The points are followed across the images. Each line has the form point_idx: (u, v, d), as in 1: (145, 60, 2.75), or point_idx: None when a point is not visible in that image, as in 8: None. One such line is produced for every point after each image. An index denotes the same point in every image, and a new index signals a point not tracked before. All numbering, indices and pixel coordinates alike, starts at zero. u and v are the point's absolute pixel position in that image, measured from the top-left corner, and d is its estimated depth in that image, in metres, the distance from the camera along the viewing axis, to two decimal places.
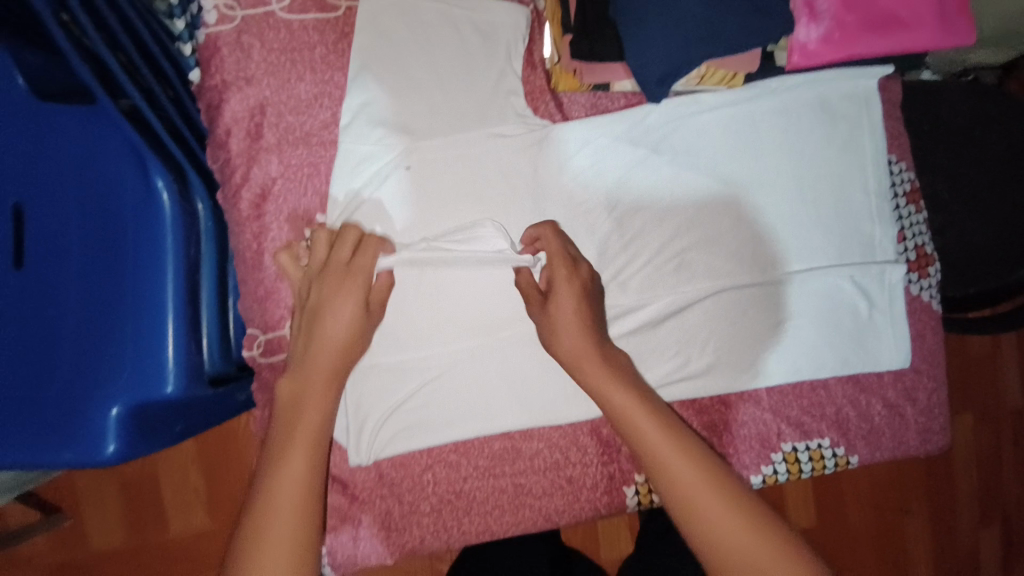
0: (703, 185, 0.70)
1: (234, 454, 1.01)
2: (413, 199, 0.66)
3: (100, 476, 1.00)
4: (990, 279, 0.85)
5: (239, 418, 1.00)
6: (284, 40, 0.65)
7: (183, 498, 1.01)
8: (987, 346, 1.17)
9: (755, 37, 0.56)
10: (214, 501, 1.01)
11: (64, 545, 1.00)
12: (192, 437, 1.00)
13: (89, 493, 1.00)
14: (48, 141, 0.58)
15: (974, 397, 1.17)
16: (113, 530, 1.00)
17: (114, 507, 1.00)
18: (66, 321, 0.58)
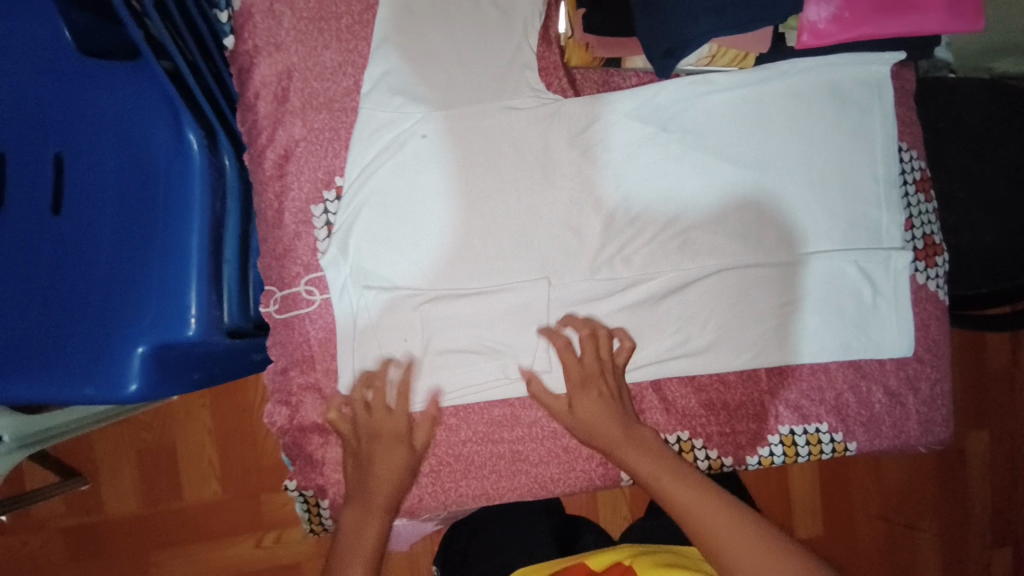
0: (711, 166, 0.71)
1: (247, 425, 1.06)
2: (428, 165, 0.68)
3: (119, 443, 1.05)
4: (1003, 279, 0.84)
5: (254, 395, 1.04)
6: (314, 9, 0.68)
7: (197, 467, 1.05)
8: (1008, 365, 1.15)
9: (769, 10, 0.58)
10: (227, 471, 1.06)
11: (80, 509, 1.05)
12: (209, 411, 1.05)
13: (106, 459, 1.05)
14: (96, 99, 0.63)
15: (993, 414, 1.15)
16: (129, 496, 1.05)
17: (130, 473, 1.05)
18: (100, 265, 0.62)
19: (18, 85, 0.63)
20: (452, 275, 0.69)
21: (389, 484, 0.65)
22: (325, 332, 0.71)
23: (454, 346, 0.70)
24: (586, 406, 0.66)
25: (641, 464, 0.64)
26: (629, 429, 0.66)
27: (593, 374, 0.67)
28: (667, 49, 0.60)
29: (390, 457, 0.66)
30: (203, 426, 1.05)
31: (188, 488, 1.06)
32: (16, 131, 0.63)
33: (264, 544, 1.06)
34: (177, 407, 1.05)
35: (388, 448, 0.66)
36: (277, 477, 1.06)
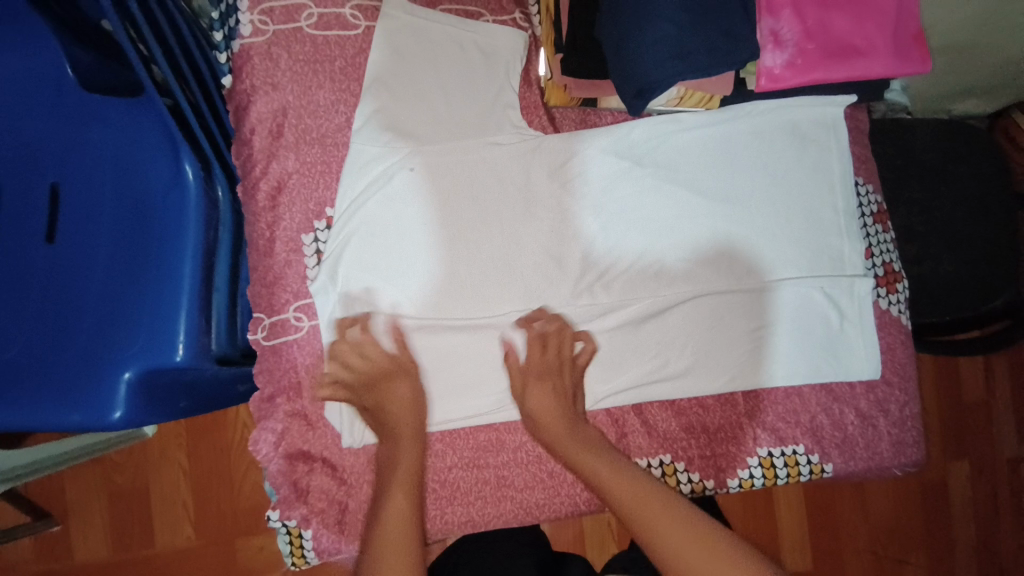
0: (683, 198, 0.75)
1: (225, 463, 1.04)
2: (414, 197, 0.71)
3: (91, 484, 1.03)
4: (965, 307, 0.90)
5: (233, 431, 1.03)
6: (309, 52, 0.72)
7: (172, 510, 1.03)
8: (981, 395, 1.18)
9: (725, 58, 0.63)
10: (202, 515, 1.03)
11: (50, 554, 1.02)
12: (186, 449, 1.04)
13: (77, 500, 1.03)
14: (96, 133, 0.66)
15: (970, 443, 1.17)
16: (100, 540, 1.02)
17: (102, 517, 1.02)
18: (90, 293, 0.63)
19: (21, 122, 0.65)
20: (437, 301, 0.71)
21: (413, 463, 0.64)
22: (313, 358, 0.72)
23: (437, 370, 0.71)
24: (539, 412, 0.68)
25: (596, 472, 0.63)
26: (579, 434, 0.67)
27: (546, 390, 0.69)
28: (636, 91, 0.65)
29: (409, 454, 0.65)
30: (179, 466, 1.03)
31: (161, 533, 1.03)
32: (14, 163, 0.65)
33: None
34: (153, 445, 1.04)
35: (406, 440, 0.66)
36: (256, 520, 1.04)
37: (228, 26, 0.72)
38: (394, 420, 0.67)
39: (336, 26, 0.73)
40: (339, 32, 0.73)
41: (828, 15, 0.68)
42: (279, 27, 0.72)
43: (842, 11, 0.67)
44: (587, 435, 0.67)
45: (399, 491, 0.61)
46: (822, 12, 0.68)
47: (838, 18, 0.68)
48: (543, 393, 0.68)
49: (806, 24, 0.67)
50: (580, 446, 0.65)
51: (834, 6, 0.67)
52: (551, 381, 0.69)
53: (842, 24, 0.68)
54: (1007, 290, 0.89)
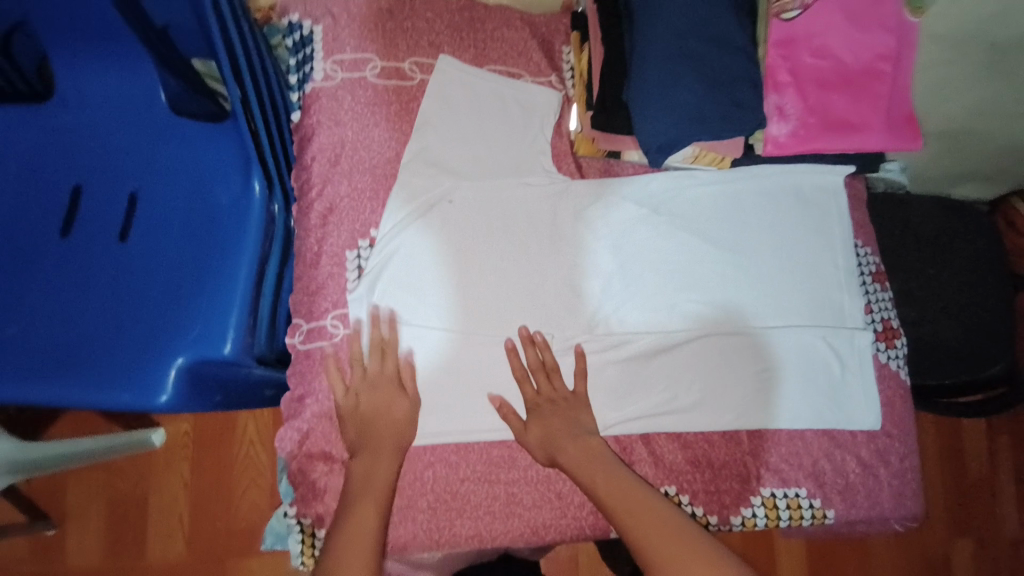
0: (692, 243, 0.83)
1: (227, 481, 1.08)
2: (450, 225, 0.79)
3: (93, 490, 1.07)
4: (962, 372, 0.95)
5: (240, 451, 1.08)
6: (370, 96, 0.82)
7: (169, 524, 1.06)
8: (987, 473, 1.18)
9: (732, 125, 0.73)
10: (197, 532, 1.06)
11: (42, 558, 1.05)
12: (191, 463, 1.08)
13: (77, 506, 1.06)
14: (178, 149, 0.75)
15: (977, 523, 1.16)
16: (92, 549, 1.05)
17: (98, 524, 1.06)
18: (153, 286, 0.70)
19: (115, 136, 0.75)
20: (464, 321, 0.77)
21: (386, 473, 0.69)
22: (343, 364, 0.76)
23: (456, 384, 0.76)
24: (543, 443, 0.71)
25: (574, 459, 0.70)
26: (575, 438, 0.71)
27: (554, 421, 0.72)
28: (656, 147, 0.75)
29: (383, 470, 0.69)
30: (180, 480, 1.08)
31: (152, 548, 1.06)
32: (101, 170, 0.74)
33: None
34: (159, 457, 1.08)
35: (385, 454, 0.70)
36: (249, 542, 1.06)
37: (302, 72, 0.84)
38: (377, 434, 0.71)
39: (395, 77, 0.83)
40: (398, 81, 0.83)
41: (828, 95, 0.77)
42: (346, 74, 0.82)
43: (840, 92, 0.76)
44: (620, 475, 0.68)
45: (363, 498, 0.67)
46: (821, 91, 0.77)
47: (837, 98, 0.77)
48: (555, 428, 0.72)
49: (807, 102, 0.77)
50: (623, 495, 0.66)
51: (834, 88, 0.77)
52: (571, 414, 0.73)
53: (841, 103, 0.76)
54: (1001, 358, 0.95)
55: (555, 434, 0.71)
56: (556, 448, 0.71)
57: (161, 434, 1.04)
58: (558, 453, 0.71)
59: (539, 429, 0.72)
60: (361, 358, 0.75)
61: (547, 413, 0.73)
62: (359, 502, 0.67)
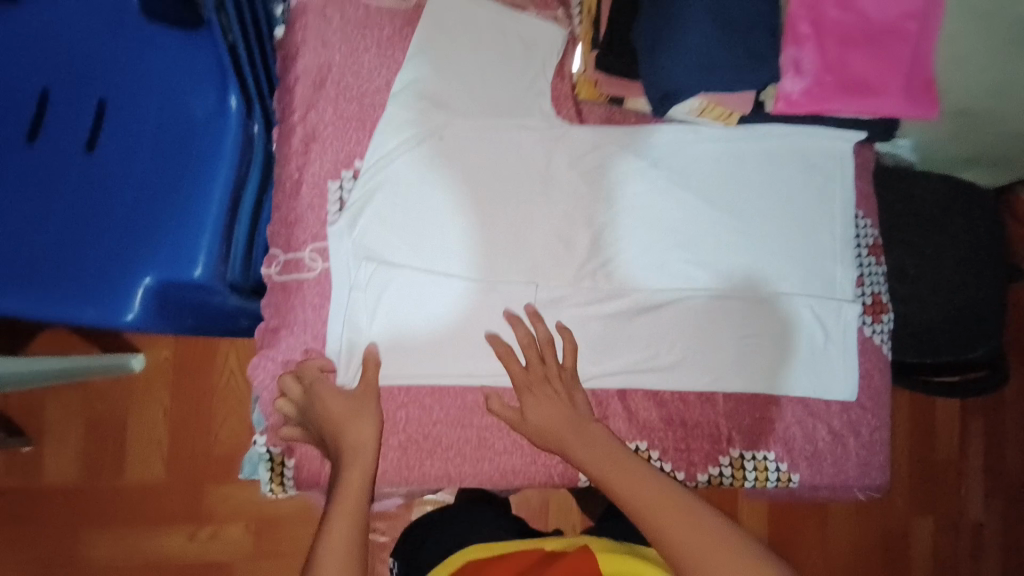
0: (689, 201, 0.80)
1: (206, 411, 1.08)
2: (439, 163, 0.76)
3: (72, 410, 1.08)
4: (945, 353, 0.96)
5: (220, 382, 1.08)
6: (361, 16, 0.77)
7: (148, 448, 1.08)
8: (955, 454, 1.21)
9: (744, 76, 0.70)
10: (177, 456, 1.07)
11: (20, 471, 1.07)
12: (170, 390, 1.08)
13: (55, 424, 1.08)
14: (151, 56, 0.70)
15: (939, 500, 1.20)
16: (71, 467, 1.07)
17: (77, 443, 1.07)
18: (122, 200, 0.67)
19: (81, 36, 0.69)
20: (446, 265, 0.75)
21: (355, 491, 0.61)
22: (320, 299, 0.75)
23: (434, 328, 0.75)
24: (541, 415, 0.68)
25: (569, 439, 0.67)
26: (571, 419, 0.68)
27: (544, 387, 0.70)
28: (661, 95, 0.70)
29: (355, 485, 0.61)
30: (160, 406, 1.08)
31: (131, 469, 1.07)
32: (66, 74, 0.69)
33: (197, 539, 1.07)
34: (138, 382, 1.08)
35: (355, 456, 0.63)
36: (228, 470, 1.08)
37: None
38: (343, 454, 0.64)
39: None
40: (392, 2, 0.78)
41: (848, 52, 0.72)
42: None
43: (862, 50, 0.72)
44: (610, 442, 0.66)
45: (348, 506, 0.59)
46: (843, 48, 0.72)
47: (857, 56, 0.72)
48: (545, 389, 0.70)
49: (826, 58, 0.72)
50: (615, 466, 0.63)
51: (855, 45, 0.72)
52: (566, 389, 0.70)
53: (860, 61, 0.72)
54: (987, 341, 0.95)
55: (545, 406, 0.69)
56: (548, 425, 0.68)
57: (138, 359, 1.05)
58: (552, 432, 0.68)
59: (535, 403, 0.69)
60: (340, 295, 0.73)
61: (539, 385, 0.70)
62: (333, 527, 0.58)
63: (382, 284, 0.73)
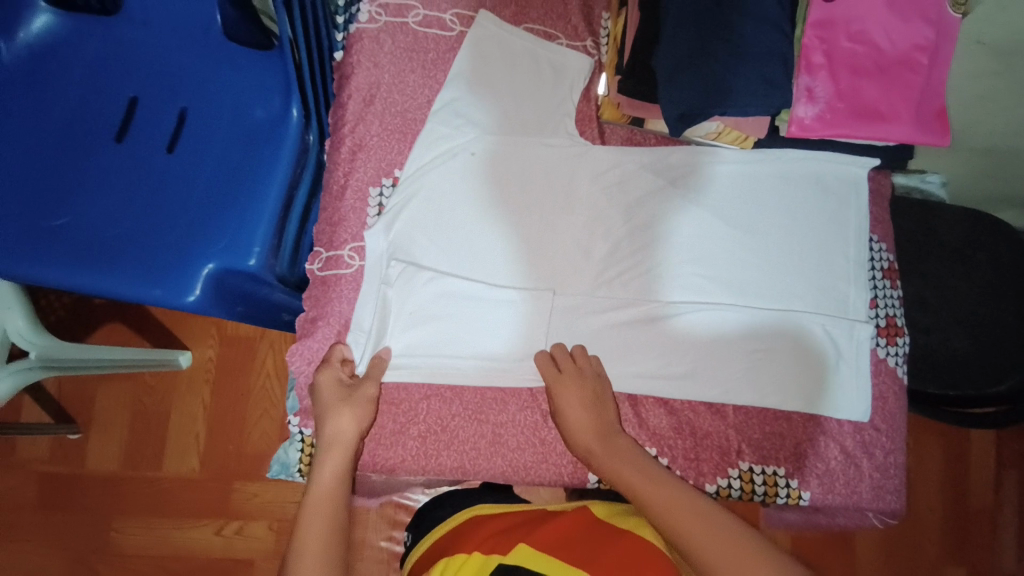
0: (705, 220, 0.84)
1: (240, 409, 1.15)
2: (470, 176, 0.82)
3: (120, 401, 1.17)
4: (970, 386, 0.95)
5: (256, 382, 1.16)
6: (410, 42, 0.86)
7: (185, 441, 1.15)
8: (988, 502, 1.17)
9: (757, 100, 0.74)
10: (211, 451, 1.14)
11: (68, 456, 1.16)
12: (210, 387, 1.16)
13: (103, 413, 1.16)
14: (229, 74, 0.81)
15: (970, 550, 1.16)
16: (114, 454, 1.15)
17: (122, 432, 1.16)
18: (194, 195, 0.76)
19: (172, 55, 0.80)
20: (470, 267, 0.81)
21: (335, 479, 0.68)
22: (358, 294, 0.80)
23: (455, 328, 0.80)
24: (573, 413, 0.73)
25: (583, 439, 0.72)
26: (598, 419, 0.73)
27: (572, 387, 0.74)
28: (679, 114, 0.75)
29: (335, 471, 0.69)
30: (200, 402, 1.16)
31: (166, 462, 1.15)
32: (156, 87, 0.80)
33: (224, 532, 1.13)
34: (182, 380, 1.17)
35: (334, 449, 0.70)
36: (255, 467, 1.14)
37: (349, 13, 0.87)
38: (327, 440, 0.71)
39: (436, 26, 0.86)
40: (438, 30, 0.86)
41: (860, 81, 0.76)
42: (390, 18, 0.86)
43: (874, 79, 0.76)
44: (640, 458, 0.68)
45: (321, 500, 0.66)
46: (855, 78, 0.76)
47: (869, 84, 0.76)
48: (574, 395, 0.74)
49: (839, 86, 0.77)
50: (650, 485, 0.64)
51: (867, 74, 0.76)
52: (595, 398, 0.74)
53: (872, 90, 0.76)
54: (1012, 376, 0.93)
55: (576, 407, 0.73)
56: (567, 426, 0.73)
57: (184, 356, 1.12)
58: (572, 431, 0.73)
59: (563, 401, 0.74)
60: (370, 291, 0.79)
61: (573, 387, 0.74)
62: (314, 510, 0.65)
63: (411, 285, 0.79)
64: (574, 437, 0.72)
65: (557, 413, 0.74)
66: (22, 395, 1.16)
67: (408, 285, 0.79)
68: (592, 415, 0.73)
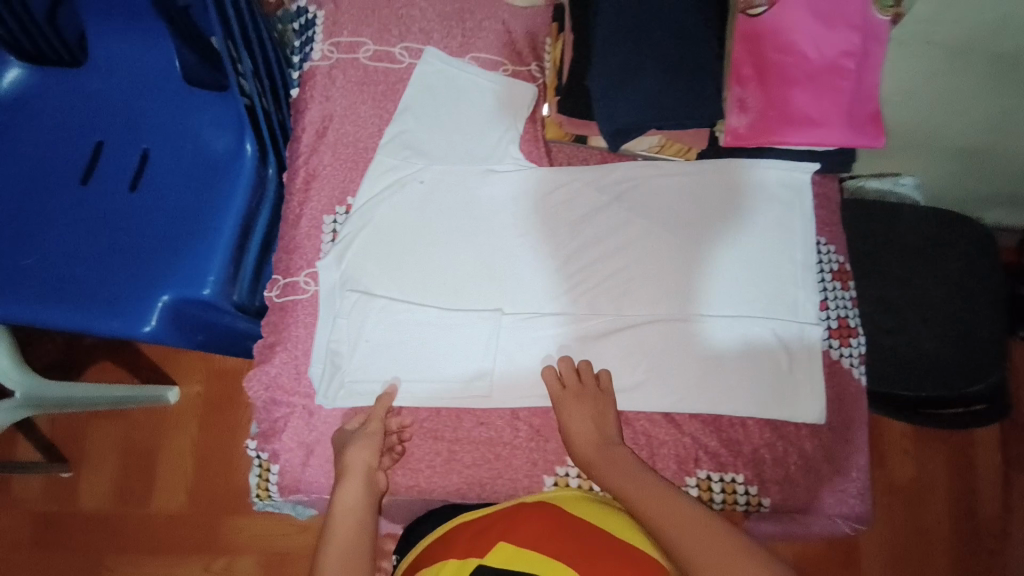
0: (652, 232, 0.86)
1: (227, 442, 1.17)
2: (420, 202, 0.86)
3: (110, 438, 1.19)
4: (944, 386, 0.94)
5: (242, 415, 1.18)
6: (361, 76, 0.90)
7: (174, 477, 1.17)
8: (997, 512, 1.14)
9: (690, 111, 0.77)
10: (198, 485, 1.16)
11: (59, 495, 1.17)
12: (197, 421, 1.18)
13: (93, 451, 1.19)
14: (188, 114, 0.85)
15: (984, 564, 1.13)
16: (104, 492, 1.17)
17: (112, 470, 1.18)
18: (152, 230, 0.79)
19: (135, 99, 0.85)
20: (422, 289, 0.83)
21: (351, 509, 0.64)
22: (313, 318, 0.82)
23: (410, 349, 0.81)
24: (581, 430, 0.70)
25: (592, 457, 0.68)
26: (605, 436, 0.69)
27: (585, 406, 0.72)
28: (614, 130, 0.78)
29: (350, 499, 0.65)
30: (187, 437, 1.18)
31: (155, 498, 1.16)
32: (120, 130, 0.84)
33: (211, 569, 1.13)
34: (171, 416, 1.19)
35: (347, 478, 0.67)
36: (242, 500, 1.15)
37: (304, 52, 0.92)
38: (344, 471, 0.68)
39: (386, 60, 0.91)
40: (388, 64, 0.91)
41: (789, 90, 0.79)
42: (342, 55, 0.91)
43: (803, 87, 0.78)
44: (641, 471, 0.62)
45: (339, 528, 0.62)
46: (784, 87, 0.79)
47: (798, 93, 0.78)
48: (583, 412, 0.72)
49: (769, 95, 0.79)
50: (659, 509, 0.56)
51: (796, 83, 0.78)
52: (603, 413, 0.72)
53: (802, 97, 0.78)
54: (992, 372, 0.93)
55: (582, 425, 0.70)
56: (577, 444, 0.70)
57: (174, 393, 1.13)
58: (581, 451, 0.69)
59: (570, 416, 0.72)
60: (326, 316, 0.81)
61: (585, 407, 0.72)
62: (329, 545, 0.60)
63: (366, 310, 0.81)
64: (583, 456, 0.69)
65: (568, 432, 0.72)
66: (15, 434, 1.19)
67: (363, 309, 0.81)
68: (603, 431, 0.70)
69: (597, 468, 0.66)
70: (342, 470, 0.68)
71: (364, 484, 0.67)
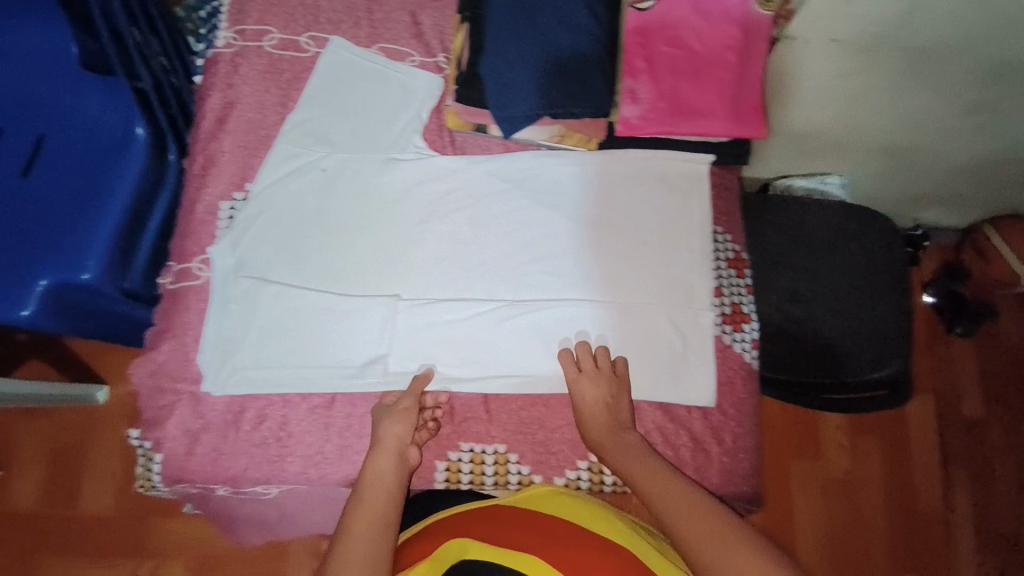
0: (554, 220, 0.87)
1: None
2: (322, 189, 0.86)
3: (41, 438, 1.15)
4: (848, 373, 0.96)
5: None
6: (265, 64, 0.90)
7: (106, 477, 1.14)
8: (937, 506, 1.18)
9: (578, 102, 0.79)
10: (129, 485, 1.13)
11: None
12: (130, 421, 1.16)
13: (22, 452, 1.15)
14: (82, 99, 0.84)
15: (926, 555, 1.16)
16: (32, 493, 1.13)
17: (40, 471, 1.14)
18: (38, 214, 0.78)
19: (26, 83, 0.84)
20: (321, 276, 0.83)
21: (382, 486, 0.67)
22: (206, 304, 0.81)
23: (306, 336, 0.81)
24: (591, 408, 0.75)
25: (604, 438, 0.73)
26: (618, 418, 0.75)
27: (602, 384, 0.77)
28: (504, 117, 0.81)
29: (389, 476, 0.69)
30: (121, 437, 1.16)
31: (85, 499, 1.13)
32: (10, 114, 0.83)
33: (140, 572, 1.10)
34: (103, 415, 1.16)
35: (380, 455, 0.70)
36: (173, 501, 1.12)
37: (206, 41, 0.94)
38: (375, 451, 0.71)
39: (291, 48, 0.91)
40: (293, 52, 0.91)
41: (678, 82, 0.81)
42: (246, 42, 0.91)
43: (688, 79, 0.81)
44: (657, 462, 0.66)
45: (371, 502, 0.65)
46: (674, 78, 0.81)
47: (685, 84, 0.81)
48: (596, 390, 0.76)
49: (660, 87, 0.81)
50: (659, 484, 0.63)
51: (682, 74, 0.81)
52: (615, 393, 0.77)
53: (688, 89, 0.81)
54: (895, 361, 0.95)
55: (597, 404, 0.75)
56: (585, 424, 0.75)
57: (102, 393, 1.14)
58: (593, 432, 0.75)
59: (583, 394, 0.76)
60: (221, 302, 0.81)
61: (592, 386, 0.77)
62: (353, 517, 0.63)
63: (266, 297, 0.81)
64: (598, 438, 0.74)
65: (580, 411, 0.76)
66: None
67: (261, 296, 0.81)
68: (616, 413, 0.75)
69: (612, 448, 0.71)
70: (376, 450, 0.71)
71: (399, 466, 0.70)
